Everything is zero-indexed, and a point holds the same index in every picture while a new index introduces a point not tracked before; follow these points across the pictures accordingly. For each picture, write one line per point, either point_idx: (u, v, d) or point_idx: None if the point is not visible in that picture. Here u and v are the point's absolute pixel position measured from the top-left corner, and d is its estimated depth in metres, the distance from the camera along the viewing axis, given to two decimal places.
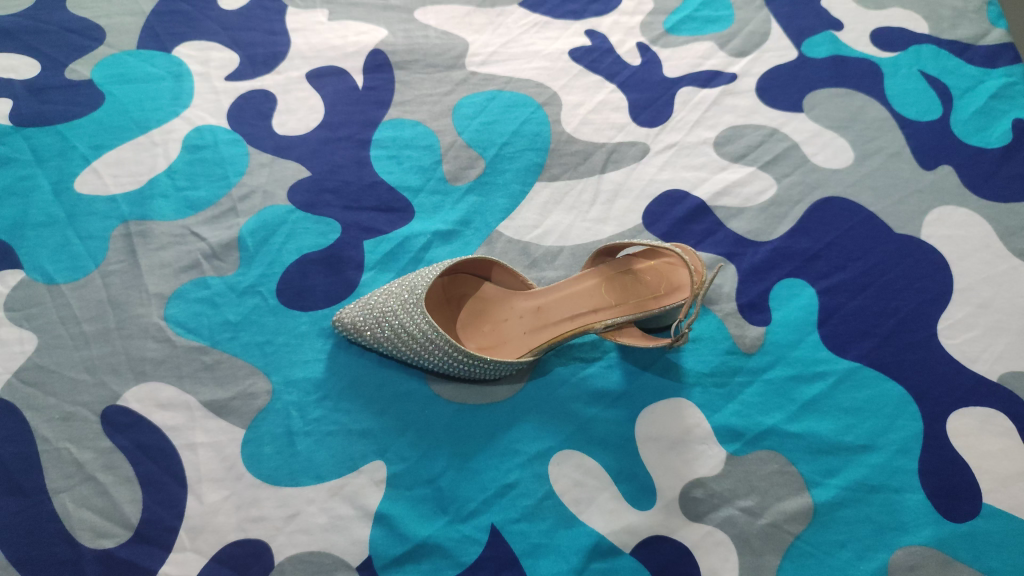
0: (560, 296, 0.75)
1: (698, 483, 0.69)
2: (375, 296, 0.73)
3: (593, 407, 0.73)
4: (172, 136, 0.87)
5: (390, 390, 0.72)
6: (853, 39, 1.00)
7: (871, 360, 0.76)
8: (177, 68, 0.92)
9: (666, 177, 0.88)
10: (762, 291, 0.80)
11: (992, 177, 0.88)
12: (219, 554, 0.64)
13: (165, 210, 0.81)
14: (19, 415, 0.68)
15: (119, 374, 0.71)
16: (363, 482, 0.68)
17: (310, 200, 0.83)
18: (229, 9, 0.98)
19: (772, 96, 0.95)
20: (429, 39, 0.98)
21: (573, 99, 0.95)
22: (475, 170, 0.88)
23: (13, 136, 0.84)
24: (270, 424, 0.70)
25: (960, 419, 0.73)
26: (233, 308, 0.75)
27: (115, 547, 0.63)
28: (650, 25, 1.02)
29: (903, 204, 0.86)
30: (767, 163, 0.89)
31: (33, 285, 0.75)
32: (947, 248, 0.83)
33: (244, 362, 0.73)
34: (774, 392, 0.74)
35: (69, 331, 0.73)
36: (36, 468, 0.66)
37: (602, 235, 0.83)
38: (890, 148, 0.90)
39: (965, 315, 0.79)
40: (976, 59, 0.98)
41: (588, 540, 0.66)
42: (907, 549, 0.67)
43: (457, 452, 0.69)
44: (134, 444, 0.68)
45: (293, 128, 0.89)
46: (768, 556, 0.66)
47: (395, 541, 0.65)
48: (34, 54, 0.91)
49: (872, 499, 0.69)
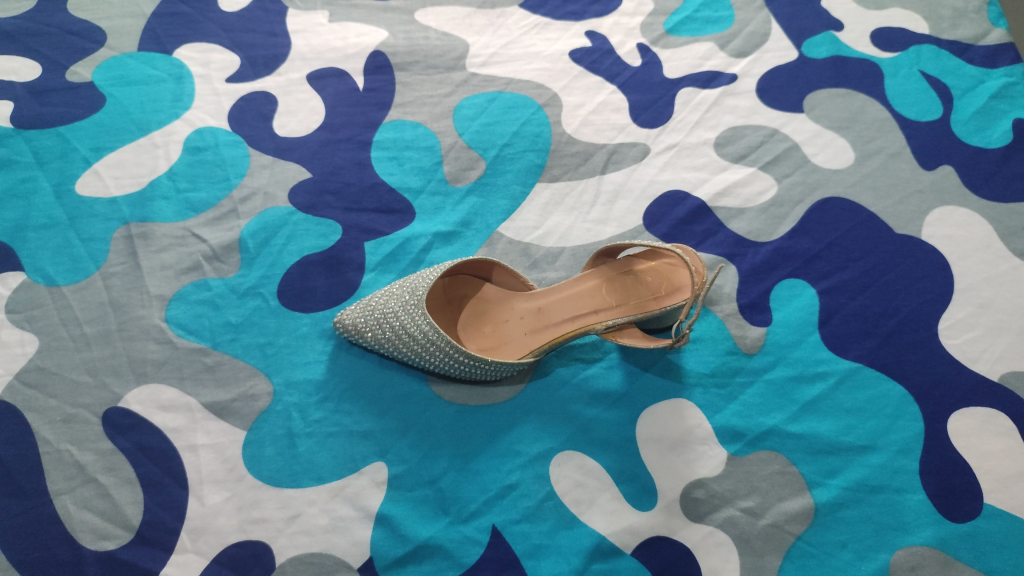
0: (561, 297, 0.75)
1: (699, 484, 0.69)
2: (376, 297, 0.73)
3: (594, 408, 0.73)
4: (173, 138, 0.87)
5: (391, 391, 0.72)
6: (854, 39, 1.00)
7: (872, 360, 0.76)
8: (178, 70, 0.92)
9: (667, 178, 0.88)
10: (762, 292, 0.80)
11: (992, 177, 0.88)
12: (221, 555, 0.64)
13: (166, 212, 0.81)
14: (20, 416, 0.68)
15: (120, 375, 0.71)
16: (364, 483, 0.68)
17: (310, 201, 0.84)
18: (230, 11, 0.98)
19: (772, 97, 0.95)
20: (429, 40, 0.98)
21: (574, 100, 0.95)
22: (476, 171, 0.88)
23: (14, 138, 0.84)
24: (271, 425, 0.70)
25: (961, 419, 0.73)
26: (234, 310, 0.76)
27: (116, 549, 0.63)
28: (651, 25, 1.02)
29: (903, 204, 0.86)
30: (767, 164, 0.89)
31: (35, 287, 0.75)
32: (948, 248, 0.83)
33: (245, 364, 0.73)
34: (775, 392, 0.74)
35: (70, 333, 0.73)
36: (37, 470, 0.66)
37: (602, 236, 0.84)
38: (890, 148, 0.90)
39: (966, 315, 0.79)
40: (976, 59, 0.98)
41: (589, 541, 0.66)
42: (908, 550, 0.67)
43: (458, 453, 0.69)
44: (135, 445, 0.68)
45: (293, 129, 0.89)
46: (770, 557, 0.66)
47: (396, 542, 0.65)
48: (35, 56, 0.91)
49: (873, 499, 0.69)
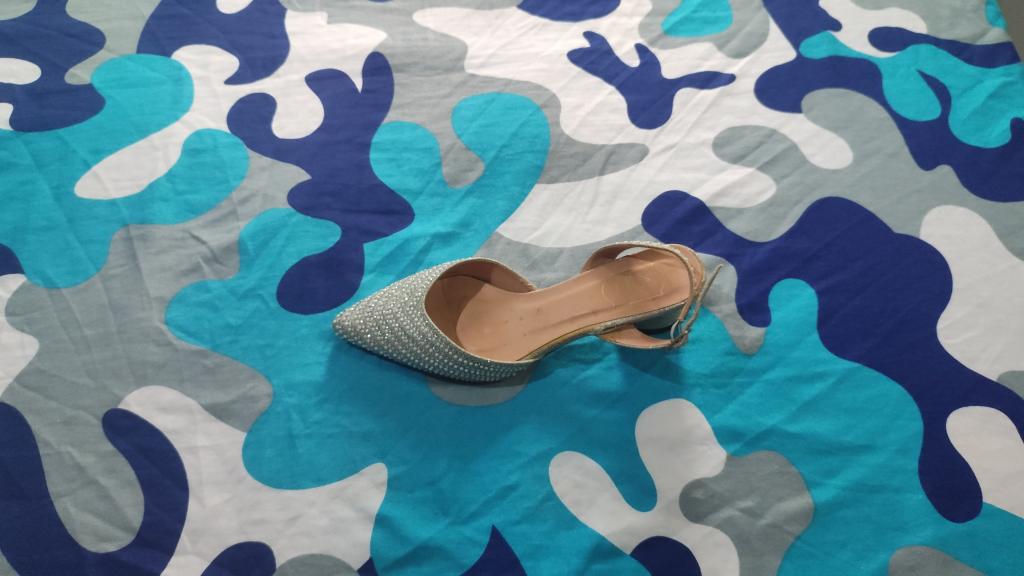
0: (560, 298, 0.75)
1: (699, 484, 0.69)
2: (375, 298, 0.73)
3: (593, 408, 0.73)
4: (172, 140, 0.87)
5: (391, 393, 0.73)
6: (852, 39, 1.00)
7: (871, 360, 0.76)
8: (177, 72, 0.92)
9: (665, 178, 0.88)
10: (761, 292, 0.80)
11: (991, 177, 0.88)
12: (221, 556, 0.64)
13: (166, 214, 0.81)
14: (21, 418, 0.69)
15: (120, 377, 0.71)
16: (364, 484, 0.68)
17: (310, 203, 0.84)
18: (229, 13, 0.98)
19: (770, 97, 0.95)
20: (428, 42, 0.98)
21: (572, 100, 0.95)
22: (475, 172, 0.88)
23: (13, 141, 0.84)
24: (271, 427, 0.70)
25: (960, 419, 0.73)
26: (234, 312, 0.76)
27: (117, 550, 0.64)
28: (649, 26, 1.02)
29: (902, 204, 0.86)
30: (766, 164, 0.90)
31: (34, 289, 0.75)
32: (946, 248, 0.83)
33: (245, 365, 0.73)
34: (774, 392, 0.74)
35: (71, 335, 0.73)
36: (38, 472, 0.66)
37: (601, 237, 0.84)
38: (889, 148, 0.91)
39: (964, 314, 0.79)
40: (974, 59, 0.98)
41: (589, 541, 0.66)
42: (907, 549, 0.67)
43: (458, 454, 0.70)
44: (136, 447, 0.68)
45: (293, 131, 0.89)
46: (769, 556, 0.66)
47: (396, 543, 0.65)
48: (34, 58, 0.91)
49: (872, 499, 0.69)
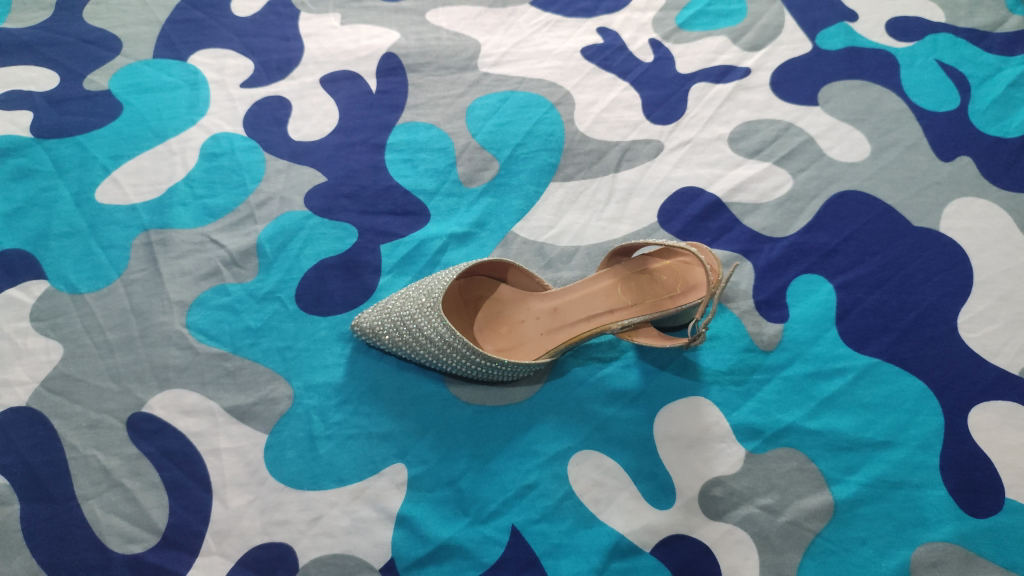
0: (577, 297, 0.75)
1: (717, 482, 0.69)
2: (393, 300, 0.74)
3: (611, 407, 0.73)
4: (190, 144, 0.88)
5: (409, 393, 0.73)
6: (868, 30, 0.99)
7: (891, 355, 0.75)
8: (193, 77, 0.93)
9: (681, 174, 0.88)
10: (779, 288, 0.80)
11: (1012, 168, 0.86)
12: (245, 557, 0.65)
13: (185, 219, 0.82)
14: (47, 423, 0.70)
15: (143, 381, 0.72)
16: (384, 484, 0.68)
17: (326, 205, 0.84)
18: (242, 16, 0.98)
19: (786, 90, 0.94)
20: (440, 41, 0.98)
21: (586, 97, 0.94)
22: (490, 171, 0.88)
23: (34, 148, 0.85)
24: (291, 429, 0.70)
25: (983, 414, 0.72)
26: (254, 315, 0.76)
27: (143, 552, 0.65)
28: (662, 20, 1.02)
29: (921, 196, 0.85)
30: (782, 158, 0.89)
31: (58, 294, 0.76)
32: (966, 240, 0.82)
33: (265, 368, 0.74)
34: (793, 389, 0.74)
35: (94, 339, 0.74)
36: (65, 477, 0.67)
37: (617, 235, 0.83)
38: (907, 140, 0.89)
39: (985, 308, 0.78)
40: (994, 47, 0.96)
41: (608, 540, 0.67)
42: (928, 546, 0.66)
43: (477, 454, 0.70)
44: (159, 450, 0.69)
45: (308, 133, 0.90)
46: (789, 554, 0.66)
47: (417, 542, 0.66)
48: (52, 65, 0.92)
49: (893, 496, 0.68)
